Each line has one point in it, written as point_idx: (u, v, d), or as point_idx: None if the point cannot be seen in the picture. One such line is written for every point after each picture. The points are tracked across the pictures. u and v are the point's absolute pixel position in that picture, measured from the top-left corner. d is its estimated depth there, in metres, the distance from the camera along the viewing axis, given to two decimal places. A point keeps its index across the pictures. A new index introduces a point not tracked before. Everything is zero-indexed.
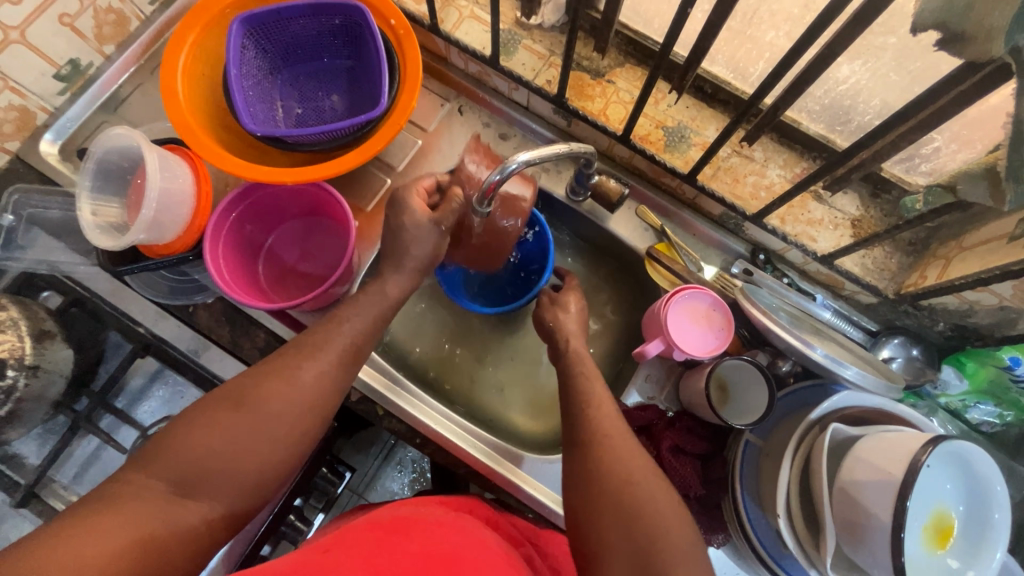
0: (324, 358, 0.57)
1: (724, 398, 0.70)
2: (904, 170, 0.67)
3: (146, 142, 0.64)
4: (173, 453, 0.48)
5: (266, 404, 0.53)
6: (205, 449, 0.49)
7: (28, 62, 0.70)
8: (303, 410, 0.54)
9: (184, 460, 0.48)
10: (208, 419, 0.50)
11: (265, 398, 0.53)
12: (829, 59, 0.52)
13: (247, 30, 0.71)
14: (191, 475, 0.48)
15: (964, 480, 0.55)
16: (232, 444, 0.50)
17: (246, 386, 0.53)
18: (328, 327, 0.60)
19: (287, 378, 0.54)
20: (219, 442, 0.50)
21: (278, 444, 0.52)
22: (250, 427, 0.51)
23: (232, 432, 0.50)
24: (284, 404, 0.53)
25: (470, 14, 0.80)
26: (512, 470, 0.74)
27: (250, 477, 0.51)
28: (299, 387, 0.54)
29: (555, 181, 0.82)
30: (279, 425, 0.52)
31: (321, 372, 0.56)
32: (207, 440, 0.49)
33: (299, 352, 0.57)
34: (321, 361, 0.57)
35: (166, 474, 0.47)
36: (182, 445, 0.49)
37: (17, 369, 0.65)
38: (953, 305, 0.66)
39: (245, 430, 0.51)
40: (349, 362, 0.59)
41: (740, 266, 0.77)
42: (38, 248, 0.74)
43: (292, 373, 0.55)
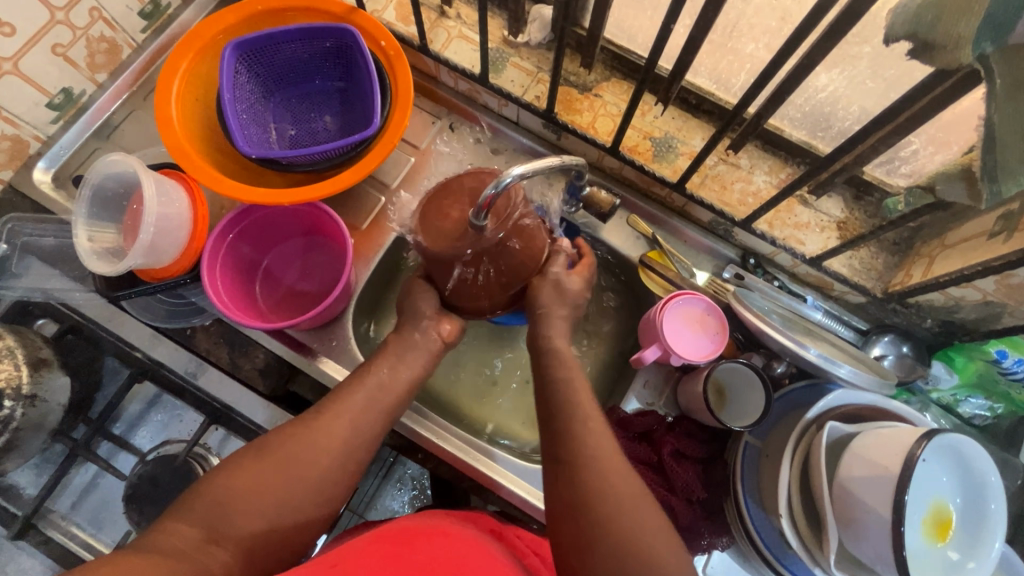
0: (351, 408, 0.61)
1: (721, 401, 0.72)
2: (884, 173, 0.69)
3: (142, 168, 0.65)
4: (208, 499, 0.52)
5: (295, 449, 0.57)
6: (239, 495, 0.53)
7: (21, 92, 0.71)
8: (331, 459, 0.58)
9: (218, 504, 0.52)
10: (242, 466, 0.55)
11: (291, 446, 0.57)
12: (807, 68, 0.54)
13: (240, 56, 0.73)
14: (223, 518, 0.51)
15: (959, 472, 0.56)
16: (264, 488, 0.54)
17: (279, 437, 0.58)
18: (353, 379, 0.64)
19: (316, 429, 0.58)
20: (251, 487, 0.53)
21: (307, 490, 0.56)
22: (282, 473, 0.55)
23: (265, 478, 0.54)
24: (313, 452, 0.57)
25: (458, 34, 0.82)
26: (514, 481, 0.74)
27: (279, 519, 0.54)
28: (323, 431, 0.58)
29: (547, 193, 0.83)
30: (307, 473, 0.56)
31: (347, 421, 0.60)
32: (241, 486, 0.53)
33: (326, 405, 0.61)
34: (348, 412, 0.60)
35: (199, 517, 0.51)
36: (215, 491, 0.53)
37: (14, 398, 0.65)
38: (939, 302, 0.68)
39: (278, 476, 0.55)
40: (375, 413, 0.63)
41: (732, 270, 0.79)
42: (32, 276, 0.75)
43: (320, 422, 0.59)
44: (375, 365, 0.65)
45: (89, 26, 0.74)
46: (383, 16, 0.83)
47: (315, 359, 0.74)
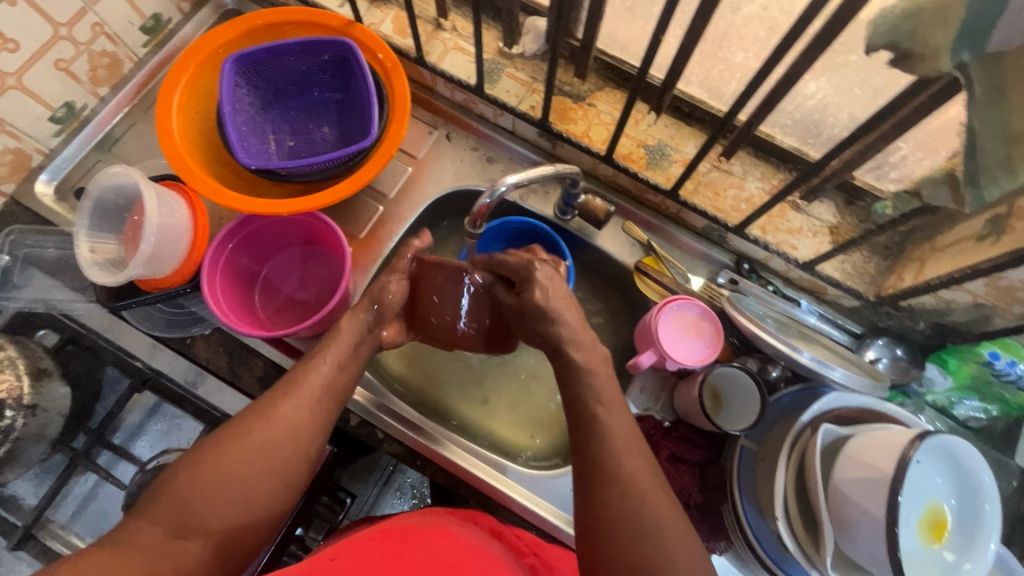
0: (304, 393, 0.58)
1: (716, 406, 0.73)
2: (874, 178, 0.68)
3: (143, 179, 0.66)
4: (165, 499, 0.50)
5: (243, 445, 0.53)
6: (196, 492, 0.51)
7: (24, 106, 0.72)
8: (287, 446, 0.55)
9: (175, 503, 0.50)
10: (194, 467, 0.52)
11: (246, 439, 0.54)
12: (795, 77, 0.56)
13: (239, 69, 0.74)
14: (182, 516, 0.49)
15: (952, 473, 0.57)
16: (220, 481, 0.51)
17: (232, 429, 0.55)
18: (303, 364, 0.61)
19: (268, 418, 0.55)
20: (207, 483, 0.51)
21: (267, 480, 0.53)
22: (237, 466, 0.52)
23: (219, 472, 0.51)
24: (268, 441, 0.54)
25: (454, 46, 0.83)
26: (515, 488, 0.74)
27: (240, 515, 0.51)
28: (278, 423, 0.55)
29: (542, 201, 0.84)
30: (264, 463, 0.53)
31: (299, 407, 0.57)
32: (196, 484, 0.51)
33: (277, 393, 0.58)
34: (301, 398, 0.58)
35: (159, 519, 0.49)
36: (168, 492, 0.50)
37: (15, 409, 0.65)
38: (931, 304, 0.69)
39: (235, 472, 0.52)
40: (330, 396, 0.60)
41: (726, 275, 0.80)
42: (33, 288, 0.76)
43: (272, 412, 0.56)
44: (325, 349, 0.62)
45: (92, 41, 0.76)
46: (380, 29, 0.84)
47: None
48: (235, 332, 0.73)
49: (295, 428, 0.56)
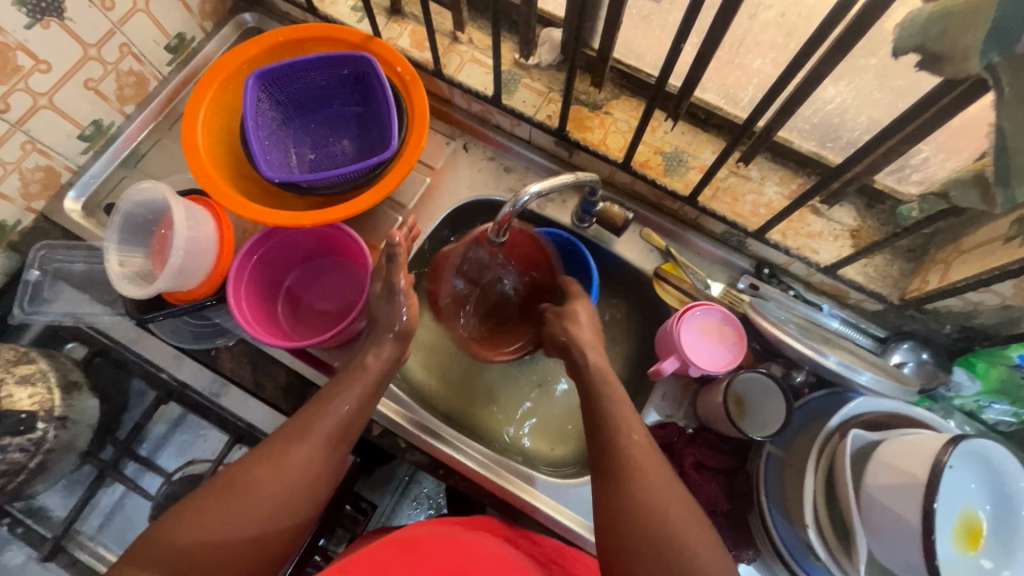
0: (317, 437, 0.59)
1: (741, 413, 0.71)
2: (896, 181, 0.70)
3: (172, 194, 0.67)
4: (174, 537, 0.50)
5: (252, 487, 0.54)
6: (204, 532, 0.50)
7: (55, 124, 0.74)
8: (295, 493, 0.56)
9: (183, 543, 0.49)
10: (199, 509, 0.52)
11: (256, 481, 0.54)
12: (816, 81, 0.56)
13: (262, 85, 0.75)
14: (188, 558, 0.49)
15: (987, 479, 0.56)
16: (229, 523, 0.52)
17: (241, 472, 0.55)
18: (316, 407, 0.62)
19: (280, 461, 0.56)
20: (217, 524, 0.51)
21: (272, 525, 0.54)
22: (244, 507, 0.53)
23: (229, 511, 0.52)
24: (280, 483, 0.55)
25: (470, 58, 0.84)
26: (538, 497, 0.74)
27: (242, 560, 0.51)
28: (290, 467, 0.56)
29: (560, 210, 0.85)
30: (272, 506, 0.54)
31: (312, 451, 0.58)
32: (204, 524, 0.51)
33: (289, 435, 0.59)
34: (313, 442, 0.59)
35: (162, 561, 0.48)
36: (173, 534, 0.50)
37: (46, 421, 0.66)
38: (958, 307, 0.68)
39: (243, 515, 0.52)
40: (338, 442, 0.61)
41: (746, 281, 0.79)
42: (63, 301, 0.77)
43: (284, 455, 0.57)
44: (339, 391, 0.63)
45: (119, 61, 0.78)
46: (398, 43, 0.86)
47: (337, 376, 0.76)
48: (259, 343, 0.73)
49: (304, 471, 0.57)
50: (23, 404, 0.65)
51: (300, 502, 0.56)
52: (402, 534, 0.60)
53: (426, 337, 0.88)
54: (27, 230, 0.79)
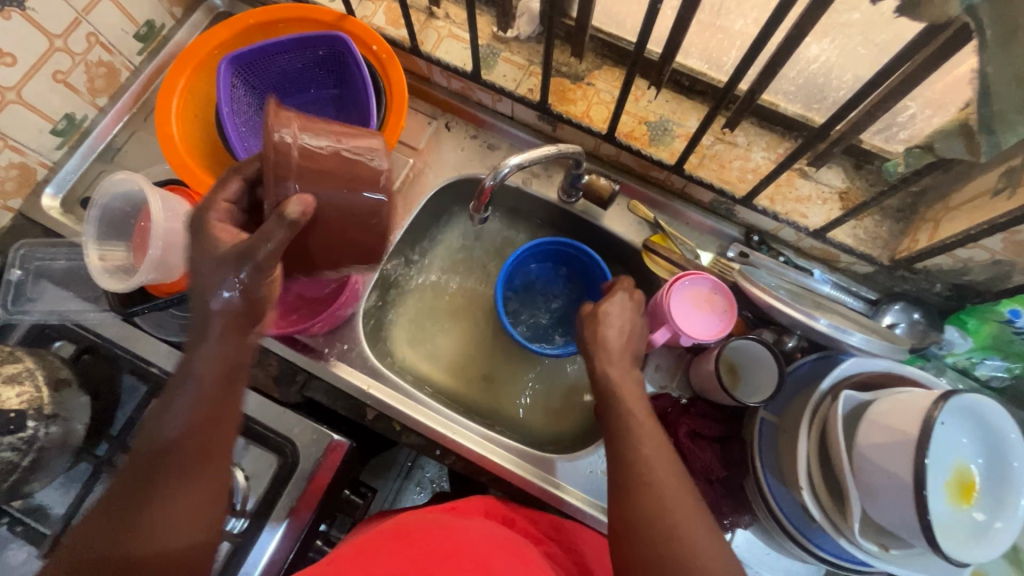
0: (195, 402, 0.50)
1: (734, 380, 0.72)
2: (883, 140, 0.69)
3: (147, 185, 0.66)
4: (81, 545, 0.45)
5: (134, 490, 0.47)
6: (99, 540, 0.45)
7: (25, 120, 0.72)
8: (186, 475, 0.48)
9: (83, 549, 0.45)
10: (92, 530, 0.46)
11: (142, 479, 0.47)
12: (798, 39, 0.54)
13: (235, 70, 0.74)
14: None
15: (977, 433, 0.56)
16: (118, 524, 0.45)
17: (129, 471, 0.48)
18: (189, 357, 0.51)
19: (160, 446, 0.48)
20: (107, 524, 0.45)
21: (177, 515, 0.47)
22: (129, 502, 0.46)
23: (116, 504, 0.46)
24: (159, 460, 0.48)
25: (448, 34, 0.83)
26: (535, 473, 0.74)
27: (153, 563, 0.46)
28: (173, 450, 0.48)
29: (546, 185, 0.84)
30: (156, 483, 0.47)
31: (189, 419, 0.49)
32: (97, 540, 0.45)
33: (167, 406, 0.50)
34: (190, 408, 0.49)
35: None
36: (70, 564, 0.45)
37: (37, 419, 0.65)
38: (947, 265, 0.67)
39: (133, 520, 0.46)
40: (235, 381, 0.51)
41: (736, 249, 0.79)
42: (47, 300, 0.76)
43: (160, 435, 0.49)
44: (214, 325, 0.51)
45: (88, 52, 0.76)
46: (373, 21, 0.84)
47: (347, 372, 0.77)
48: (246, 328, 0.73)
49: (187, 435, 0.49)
50: (11, 403, 0.65)
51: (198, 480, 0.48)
52: (400, 522, 0.60)
53: (418, 320, 0.88)
54: (6, 230, 0.78)
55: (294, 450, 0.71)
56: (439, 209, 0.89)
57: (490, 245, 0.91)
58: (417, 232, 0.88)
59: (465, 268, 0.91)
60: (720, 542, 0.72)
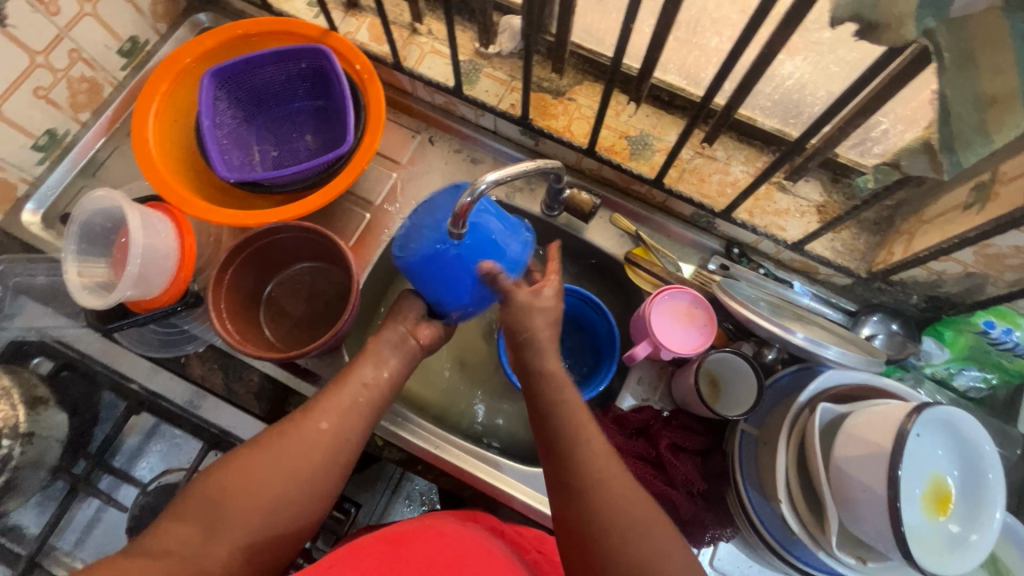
0: (340, 403, 0.59)
1: (716, 393, 0.72)
2: (858, 155, 0.70)
3: (127, 202, 0.66)
4: (199, 501, 0.51)
5: (272, 448, 0.54)
6: (226, 516, 0.50)
7: (6, 136, 0.72)
8: (316, 455, 0.55)
9: (207, 504, 0.50)
10: (224, 469, 0.53)
11: (280, 441, 0.55)
12: (769, 58, 0.55)
13: (218, 83, 0.74)
14: (215, 517, 0.50)
15: (953, 445, 0.57)
16: (242, 482, 0.52)
17: (270, 436, 0.56)
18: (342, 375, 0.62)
19: (303, 423, 0.56)
20: (244, 502, 0.51)
21: (293, 489, 0.53)
22: (270, 491, 0.52)
23: (253, 480, 0.52)
24: (310, 458, 0.55)
25: (430, 49, 0.83)
26: (516, 487, 0.74)
27: (260, 522, 0.51)
28: (311, 430, 0.56)
29: (529, 199, 0.85)
30: (307, 472, 0.54)
31: (334, 418, 0.58)
32: (230, 481, 0.52)
33: (315, 403, 0.59)
34: (336, 407, 0.59)
35: (191, 520, 0.50)
36: (203, 492, 0.51)
37: (12, 438, 0.65)
38: (922, 277, 0.68)
39: (262, 472, 0.53)
40: (364, 408, 0.61)
41: (716, 262, 0.80)
42: (26, 316, 0.75)
43: (308, 419, 0.57)
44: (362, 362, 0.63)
45: (70, 68, 0.76)
46: (356, 37, 0.85)
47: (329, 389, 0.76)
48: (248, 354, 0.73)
49: (328, 446, 0.56)
50: None
51: (325, 467, 0.56)
52: (388, 529, 0.60)
53: None
54: None
55: None
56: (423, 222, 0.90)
57: None
58: None
59: None
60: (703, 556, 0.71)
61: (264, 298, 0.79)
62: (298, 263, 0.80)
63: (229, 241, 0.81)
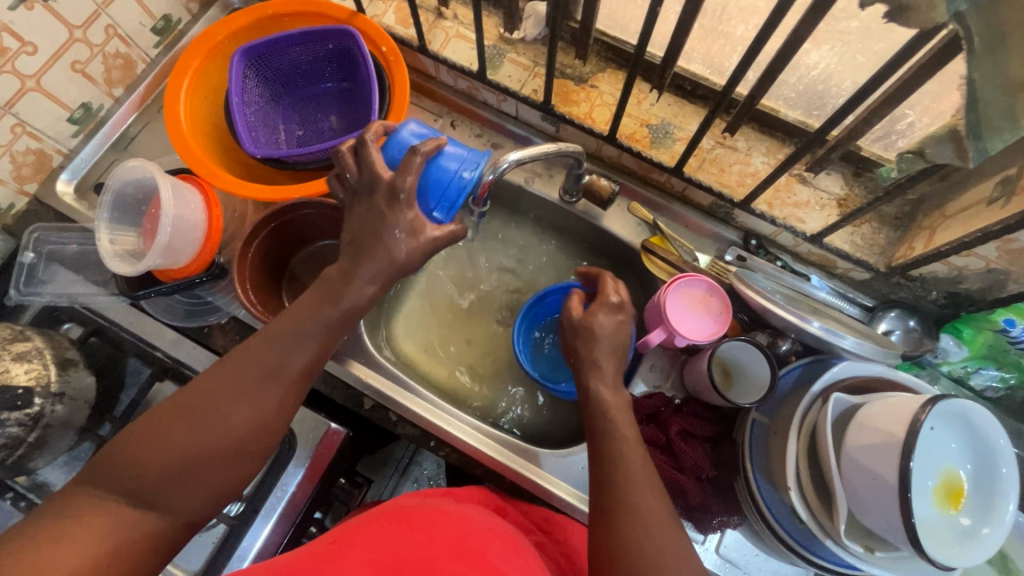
0: (289, 372, 0.55)
1: (727, 382, 0.72)
2: (882, 148, 0.69)
3: (159, 173, 0.68)
4: (126, 470, 0.46)
5: (215, 420, 0.50)
6: (152, 482, 0.46)
7: (44, 107, 0.75)
8: (262, 431, 0.52)
9: (136, 475, 0.46)
10: (155, 436, 0.48)
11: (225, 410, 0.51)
12: (795, 46, 0.55)
13: (248, 61, 0.76)
14: (145, 489, 0.46)
15: (967, 438, 0.57)
16: (178, 454, 0.48)
17: (210, 403, 0.51)
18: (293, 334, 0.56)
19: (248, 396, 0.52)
20: (168, 463, 0.47)
21: (233, 465, 0.50)
22: (207, 468, 0.49)
23: (192, 453, 0.48)
24: (249, 427, 0.51)
25: (455, 34, 0.84)
26: (526, 466, 0.75)
27: (197, 497, 0.49)
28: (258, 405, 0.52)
29: (548, 184, 0.85)
30: (250, 447, 0.51)
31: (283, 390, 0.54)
32: (166, 451, 0.48)
33: (261, 369, 0.54)
34: (285, 379, 0.54)
35: (119, 490, 0.46)
36: (132, 460, 0.47)
37: (43, 397, 0.66)
38: (943, 273, 0.68)
39: (201, 445, 0.49)
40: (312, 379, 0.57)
41: (733, 253, 0.80)
42: (57, 283, 0.78)
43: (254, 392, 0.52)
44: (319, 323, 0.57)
45: (106, 43, 0.78)
46: (382, 20, 0.86)
47: (346, 363, 0.78)
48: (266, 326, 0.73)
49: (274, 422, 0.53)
50: (19, 380, 0.66)
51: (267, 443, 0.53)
52: (398, 506, 0.61)
53: (419, 315, 0.90)
54: (21, 214, 0.81)
55: (291, 436, 0.72)
56: None
57: (492, 244, 0.92)
58: None
59: (467, 263, 0.92)
60: (710, 542, 0.72)
61: (287, 273, 0.81)
62: (322, 240, 0.82)
63: (253, 217, 0.83)
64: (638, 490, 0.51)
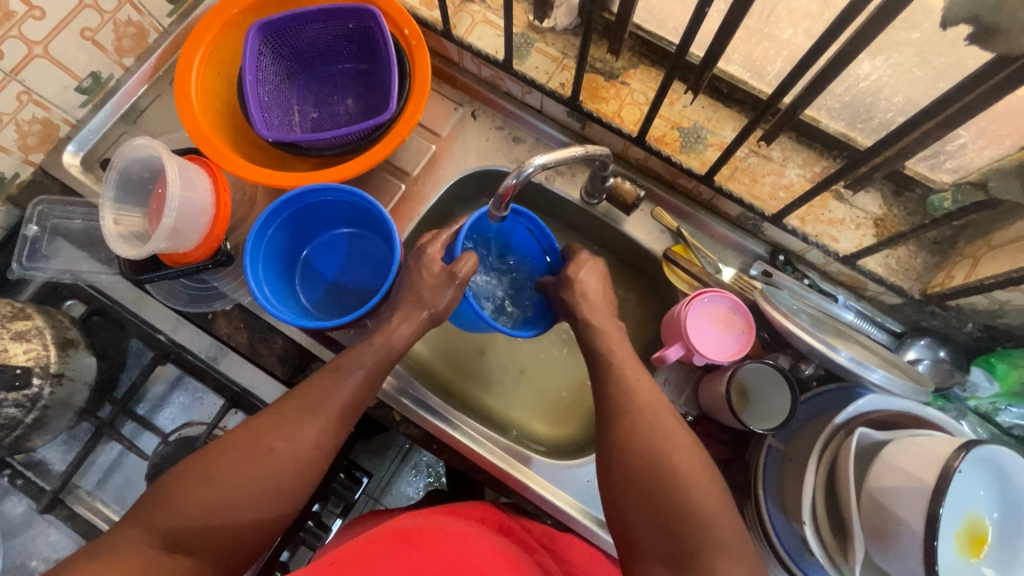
0: (328, 411, 0.57)
1: (743, 403, 0.70)
2: (927, 168, 0.66)
3: (166, 153, 0.66)
4: (170, 505, 0.49)
5: (260, 454, 0.53)
6: (188, 511, 0.48)
7: (51, 75, 0.72)
8: (300, 467, 0.54)
9: (175, 513, 0.48)
10: (203, 474, 0.51)
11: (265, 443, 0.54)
12: (851, 55, 0.51)
13: (263, 37, 0.72)
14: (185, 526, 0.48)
15: (997, 487, 0.54)
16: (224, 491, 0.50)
17: (258, 435, 0.54)
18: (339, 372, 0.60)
19: (291, 435, 0.55)
20: (206, 499, 0.49)
21: (275, 497, 0.53)
22: (248, 506, 0.51)
23: (239, 487, 0.51)
24: (287, 464, 0.54)
25: (482, 19, 0.80)
26: (532, 478, 0.73)
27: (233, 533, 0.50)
28: (301, 442, 0.55)
29: (569, 184, 0.82)
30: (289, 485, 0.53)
31: (322, 426, 0.57)
32: (208, 492, 0.50)
33: (301, 406, 0.57)
34: (325, 416, 0.57)
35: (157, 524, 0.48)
36: (179, 499, 0.49)
37: (42, 377, 0.65)
38: (983, 305, 0.64)
39: (232, 476, 0.51)
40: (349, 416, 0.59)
41: (759, 267, 0.76)
42: (61, 258, 0.76)
43: (297, 429, 0.55)
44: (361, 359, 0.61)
45: (117, 10, 0.75)
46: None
47: None
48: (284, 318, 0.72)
49: (311, 459, 0.55)
50: (18, 359, 0.64)
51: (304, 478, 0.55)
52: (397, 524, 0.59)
53: None
54: (26, 183, 0.78)
55: None
56: (458, 200, 0.88)
57: None
58: (434, 219, 0.86)
59: None
60: None
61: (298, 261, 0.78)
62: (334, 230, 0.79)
63: (262, 201, 0.81)
64: (683, 486, 0.52)
